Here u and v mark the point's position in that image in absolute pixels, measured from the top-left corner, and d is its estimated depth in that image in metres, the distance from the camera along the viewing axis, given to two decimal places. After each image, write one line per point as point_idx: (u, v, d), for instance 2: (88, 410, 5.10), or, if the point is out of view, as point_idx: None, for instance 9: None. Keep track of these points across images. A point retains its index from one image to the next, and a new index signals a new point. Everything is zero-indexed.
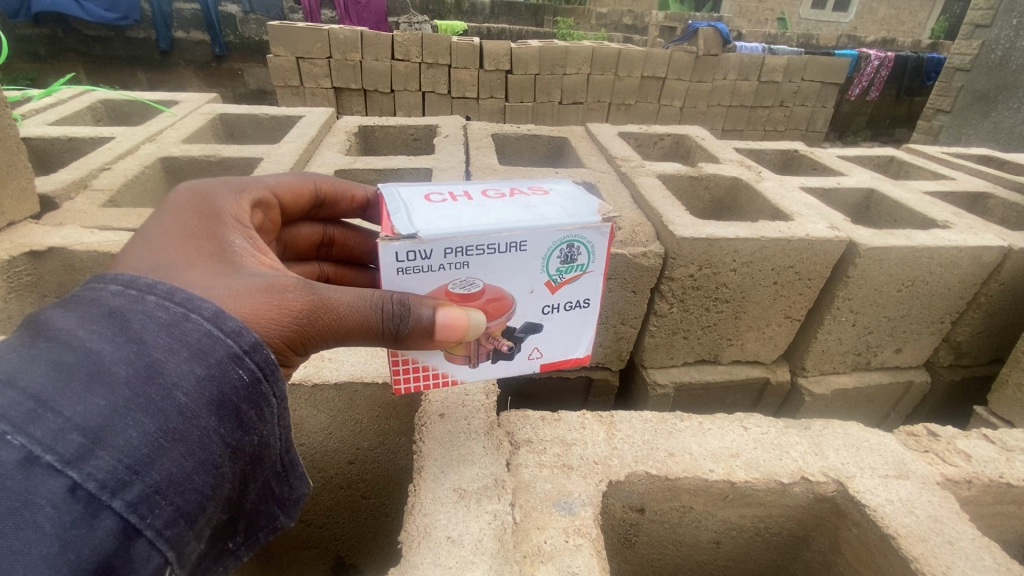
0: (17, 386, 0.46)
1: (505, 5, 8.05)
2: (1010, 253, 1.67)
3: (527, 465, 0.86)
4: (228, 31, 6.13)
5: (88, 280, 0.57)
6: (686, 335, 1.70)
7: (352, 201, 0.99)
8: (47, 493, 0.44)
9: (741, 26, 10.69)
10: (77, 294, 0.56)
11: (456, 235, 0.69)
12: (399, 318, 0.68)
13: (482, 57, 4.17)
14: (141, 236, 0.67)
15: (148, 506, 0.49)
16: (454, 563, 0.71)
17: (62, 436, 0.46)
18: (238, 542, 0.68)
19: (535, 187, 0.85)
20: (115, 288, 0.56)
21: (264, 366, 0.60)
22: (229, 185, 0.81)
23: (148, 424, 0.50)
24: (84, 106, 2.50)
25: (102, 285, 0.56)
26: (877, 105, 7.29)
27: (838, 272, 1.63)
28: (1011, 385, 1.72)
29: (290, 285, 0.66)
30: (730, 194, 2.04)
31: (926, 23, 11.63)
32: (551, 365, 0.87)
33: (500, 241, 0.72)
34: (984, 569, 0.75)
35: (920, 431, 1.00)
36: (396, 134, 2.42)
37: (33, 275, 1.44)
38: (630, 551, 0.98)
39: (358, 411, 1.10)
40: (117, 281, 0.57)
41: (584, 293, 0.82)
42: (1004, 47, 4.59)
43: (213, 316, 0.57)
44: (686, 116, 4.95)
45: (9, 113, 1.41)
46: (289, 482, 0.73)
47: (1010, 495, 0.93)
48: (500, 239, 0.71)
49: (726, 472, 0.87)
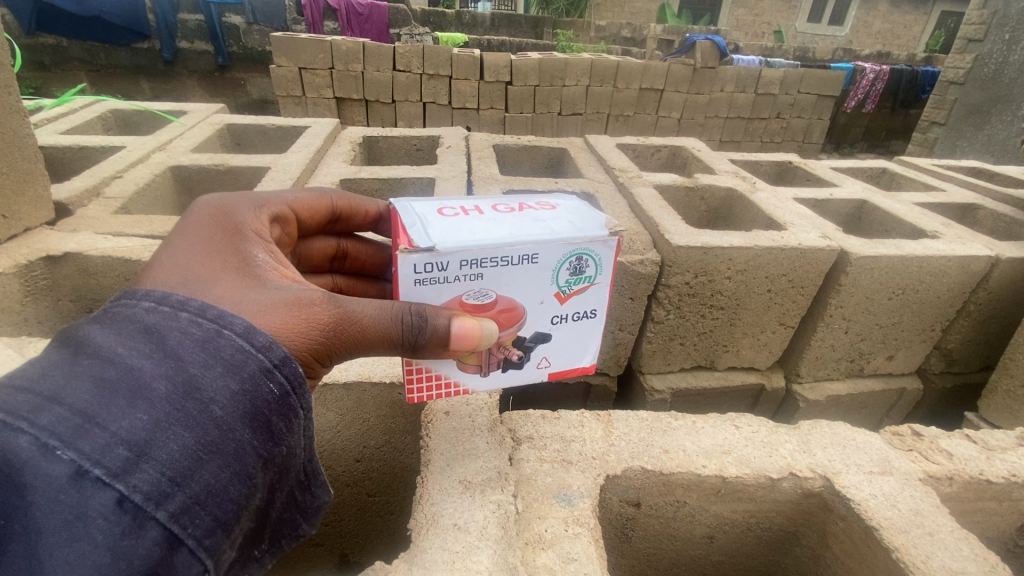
0: (63, 402, 0.48)
1: (505, 18, 8.23)
2: (998, 262, 1.72)
3: (529, 459, 0.90)
4: (231, 42, 6.25)
5: (120, 296, 0.60)
6: (682, 341, 1.74)
7: (366, 215, 1.05)
8: (97, 506, 0.47)
9: (738, 39, 10.95)
10: (110, 310, 0.58)
11: (472, 247, 0.74)
12: (419, 328, 0.73)
13: (482, 68, 4.25)
14: (166, 250, 0.70)
15: (188, 517, 0.52)
16: (461, 548, 0.75)
17: (109, 450, 0.48)
18: (264, 550, 0.71)
19: (543, 202, 0.90)
20: (147, 305, 0.58)
21: (293, 379, 0.63)
22: (249, 200, 0.85)
23: (187, 437, 0.53)
24: (94, 116, 2.57)
25: (135, 301, 0.59)
26: (873, 116, 7.41)
27: (830, 280, 1.67)
28: (1000, 391, 1.76)
29: (317, 298, 0.70)
30: (725, 204, 2.10)
31: (920, 37, 11.87)
32: (559, 374, 0.92)
33: (514, 254, 0.76)
34: (962, 558, 0.79)
35: (904, 431, 1.04)
36: (400, 144, 2.48)
37: (48, 279, 1.48)
38: (627, 545, 1.02)
39: (365, 410, 1.14)
40: (149, 298, 0.59)
41: (591, 304, 0.87)
42: (997, 61, 4.69)
43: (244, 331, 0.61)
44: (684, 128, 5.03)
45: (28, 123, 1.46)
46: (311, 491, 0.77)
47: (991, 491, 0.97)
48: (513, 252, 0.76)
49: (718, 467, 0.91)
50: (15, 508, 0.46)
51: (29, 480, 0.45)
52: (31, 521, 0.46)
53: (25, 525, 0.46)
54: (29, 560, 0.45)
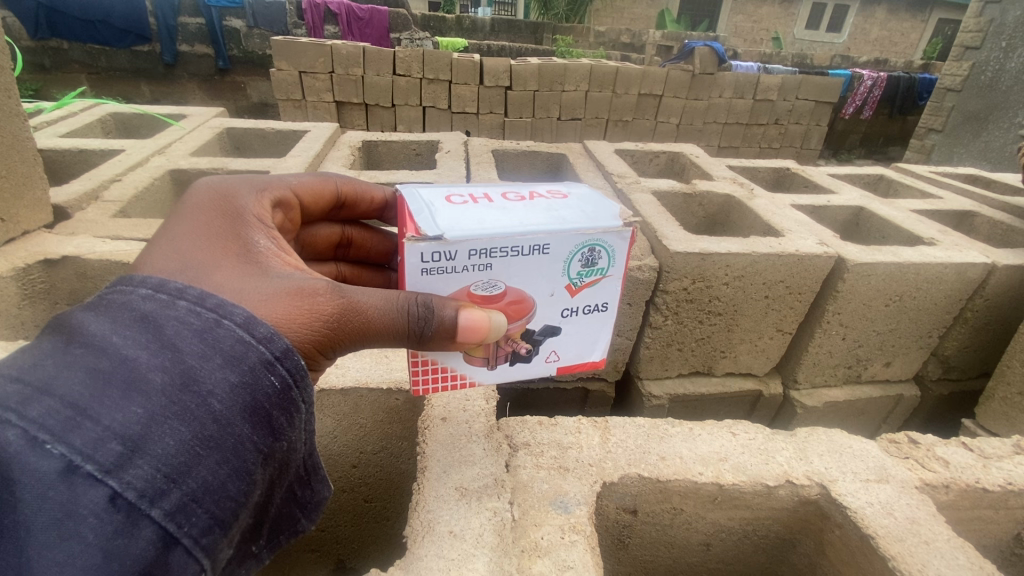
0: (55, 394, 0.48)
1: (505, 23, 8.24)
2: (994, 269, 1.73)
3: (526, 466, 0.90)
4: (232, 46, 6.27)
5: (116, 283, 0.60)
6: (681, 347, 1.74)
7: (372, 201, 1.05)
8: (89, 503, 0.47)
9: (736, 45, 11.04)
10: (106, 297, 0.58)
11: (481, 237, 0.74)
12: (424, 320, 0.73)
13: (482, 73, 4.27)
14: (166, 235, 0.70)
15: (184, 515, 0.52)
16: (457, 555, 0.75)
17: (102, 445, 0.48)
18: (263, 545, 0.71)
19: (553, 191, 0.90)
20: (144, 292, 0.58)
21: (295, 372, 0.63)
22: (251, 184, 0.84)
23: (183, 431, 0.53)
24: (94, 119, 2.57)
25: (132, 289, 0.58)
26: (871, 123, 7.45)
27: (828, 286, 1.68)
28: (997, 398, 1.77)
29: (320, 288, 0.70)
30: (722, 211, 2.11)
31: (918, 44, 11.94)
32: (567, 368, 0.92)
33: (524, 243, 0.76)
34: (959, 567, 0.79)
35: (901, 438, 1.04)
36: (399, 149, 2.48)
37: (46, 283, 1.47)
38: (624, 552, 1.02)
39: (362, 415, 1.14)
40: (146, 285, 0.59)
41: (602, 297, 0.87)
42: (994, 69, 4.72)
43: (245, 322, 0.60)
44: (682, 133, 5.05)
45: (26, 127, 1.46)
46: (312, 485, 0.77)
47: (987, 499, 0.97)
48: (523, 242, 0.76)
49: (715, 475, 0.91)
50: (4, 504, 0.46)
51: (19, 474, 0.45)
52: (21, 517, 0.46)
53: (16, 519, 0.46)
54: (19, 556, 0.45)
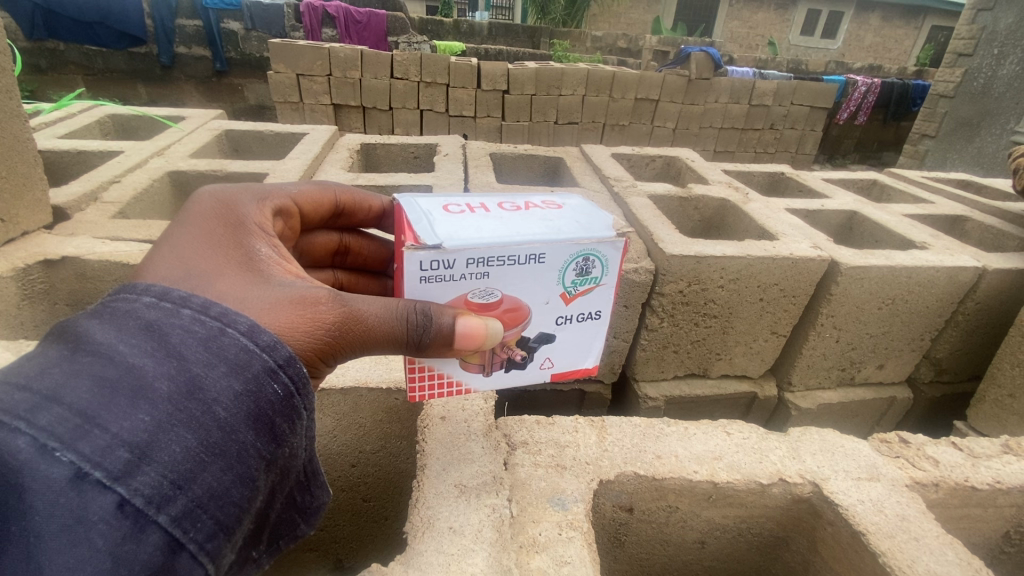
0: (63, 402, 0.49)
1: (502, 28, 8.29)
2: (984, 273, 1.76)
3: (524, 464, 0.91)
4: (230, 48, 6.28)
5: (120, 291, 0.61)
6: (676, 349, 1.76)
7: (370, 210, 1.07)
8: (98, 509, 0.48)
9: (732, 50, 11.13)
10: (110, 304, 0.59)
11: (479, 246, 0.75)
12: (423, 327, 0.74)
13: (480, 77, 4.29)
14: (169, 243, 0.71)
15: (190, 521, 0.53)
16: (456, 550, 0.76)
17: (109, 452, 0.49)
18: (262, 551, 0.72)
19: (548, 201, 0.92)
20: (148, 301, 0.59)
21: (297, 380, 0.64)
22: (252, 193, 0.86)
23: (189, 438, 0.54)
24: (92, 120, 2.57)
25: (136, 297, 0.60)
26: (865, 129, 7.52)
27: (821, 290, 1.70)
28: (988, 401, 1.79)
29: (322, 297, 0.71)
30: (718, 214, 2.13)
31: (911, 51, 12.09)
32: (562, 375, 0.94)
33: (520, 253, 0.78)
34: (947, 562, 0.81)
35: (892, 438, 1.06)
36: (397, 152, 2.50)
37: (45, 283, 1.48)
38: (620, 550, 1.03)
39: (362, 415, 1.15)
40: (150, 293, 0.60)
41: (596, 305, 0.89)
42: (986, 76, 4.78)
43: (248, 330, 0.62)
44: (679, 138, 5.09)
45: (26, 127, 1.47)
46: (311, 491, 0.78)
47: (975, 498, 0.99)
48: (520, 251, 0.77)
49: (710, 473, 0.93)
50: (13, 510, 0.46)
51: (28, 481, 0.46)
52: (30, 524, 0.47)
53: (24, 526, 0.47)
54: (28, 561, 0.46)
